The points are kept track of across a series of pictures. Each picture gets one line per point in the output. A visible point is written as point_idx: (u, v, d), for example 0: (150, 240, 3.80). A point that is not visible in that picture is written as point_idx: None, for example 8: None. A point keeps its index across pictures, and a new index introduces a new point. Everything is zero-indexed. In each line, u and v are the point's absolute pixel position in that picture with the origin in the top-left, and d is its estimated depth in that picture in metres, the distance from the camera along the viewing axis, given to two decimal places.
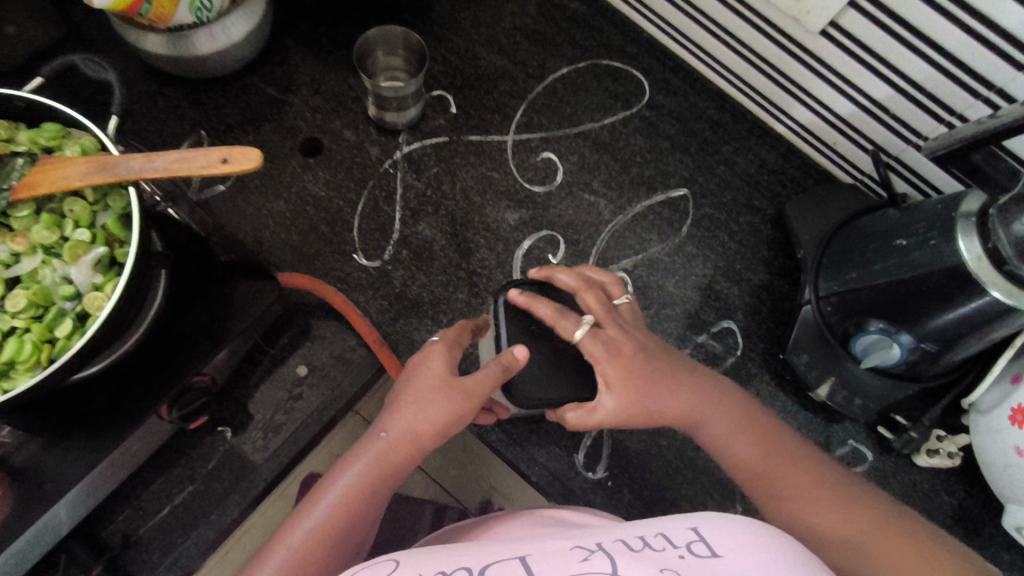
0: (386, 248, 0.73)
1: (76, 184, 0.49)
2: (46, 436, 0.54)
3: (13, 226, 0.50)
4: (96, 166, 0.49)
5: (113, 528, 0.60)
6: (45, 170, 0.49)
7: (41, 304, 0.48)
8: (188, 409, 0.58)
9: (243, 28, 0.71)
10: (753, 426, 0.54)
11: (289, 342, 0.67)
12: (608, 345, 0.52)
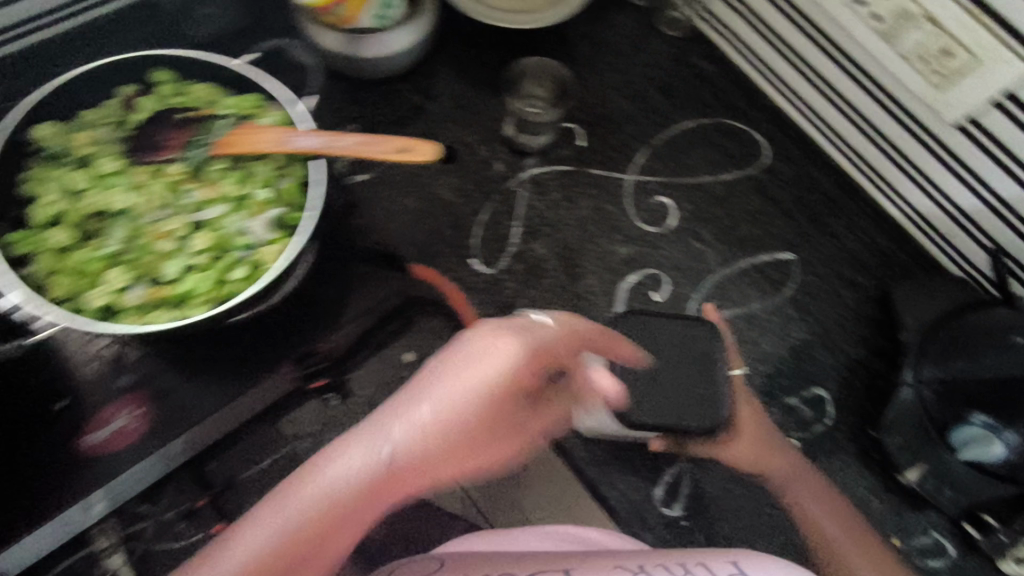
0: (501, 259, 0.77)
1: (264, 149, 0.55)
2: (186, 369, 0.60)
3: (207, 177, 0.56)
4: (283, 136, 0.55)
5: (216, 470, 0.63)
6: (244, 134, 0.55)
7: (220, 249, 0.54)
8: (310, 369, 0.65)
9: (408, 45, 0.78)
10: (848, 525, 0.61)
11: (400, 329, 0.70)
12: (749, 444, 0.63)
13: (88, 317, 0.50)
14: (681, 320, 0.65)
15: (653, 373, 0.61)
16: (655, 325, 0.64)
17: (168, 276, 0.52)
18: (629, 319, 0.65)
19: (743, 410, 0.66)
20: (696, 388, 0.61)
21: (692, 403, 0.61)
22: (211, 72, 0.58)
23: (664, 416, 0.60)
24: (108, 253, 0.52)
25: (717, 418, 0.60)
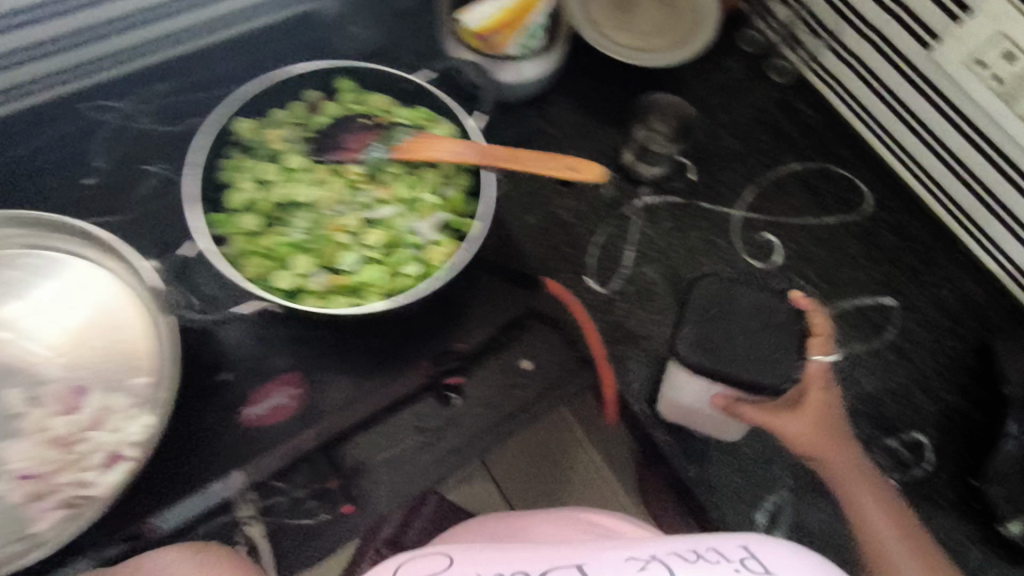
0: (615, 280, 0.80)
1: (438, 158, 0.59)
2: (338, 353, 0.67)
3: (382, 180, 0.61)
4: (456, 150, 0.59)
5: (346, 455, 0.66)
6: (421, 142, 0.59)
7: (392, 246, 0.58)
8: (443, 366, 0.69)
9: (537, 76, 0.81)
10: (899, 525, 0.63)
11: (521, 336, 0.73)
12: (810, 428, 0.65)
13: (277, 296, 0.55)
14: (765, 293, 0.66)
15: (730, 333, 0.63)
16: (737, 292, 0.66)
17: (345, 265, 0.56)
18: (712, 282, 0.67)
19: (817, 391, 0.66)
20: (773, 351, 0.63)
21: (766, 360, 0.63)
22: (391, 85, 0.63)
23: (737, 369, 0.62)
24: (293, 240, 0.57)
25: (785, 377, 0.62)
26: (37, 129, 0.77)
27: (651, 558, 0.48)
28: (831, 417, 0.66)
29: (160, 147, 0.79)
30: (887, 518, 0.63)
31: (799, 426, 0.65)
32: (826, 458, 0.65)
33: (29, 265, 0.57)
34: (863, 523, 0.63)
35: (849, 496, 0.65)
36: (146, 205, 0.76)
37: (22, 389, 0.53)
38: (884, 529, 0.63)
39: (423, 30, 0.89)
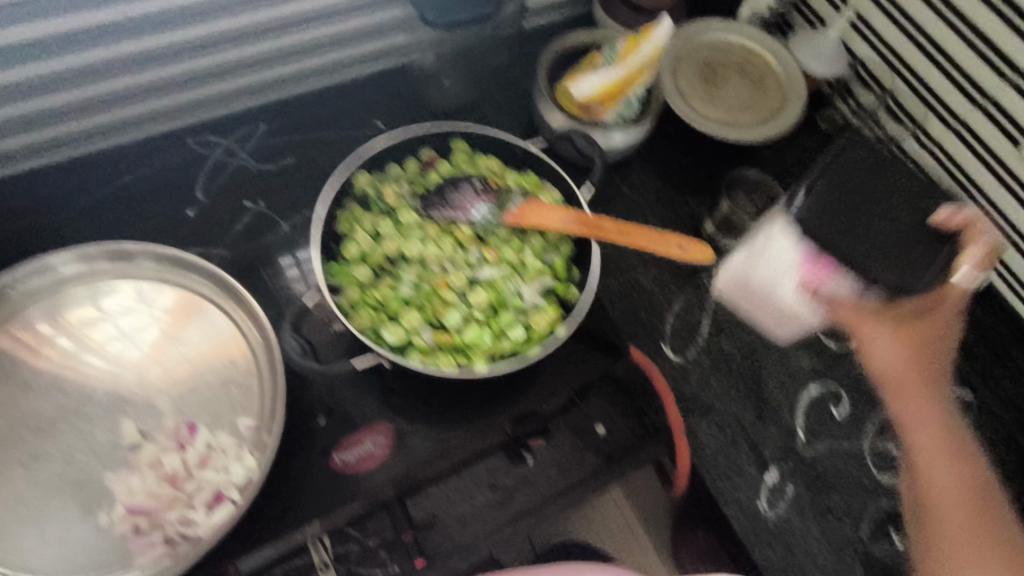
0: (690, 350, 0.80)
1: (551, 227, 0.61)
2: (426, 409, 0.69)
3: (488, 240, 0.62)
4: (571, 221, 0.60)
5: (420, 507, 0.64)
6: (530, 209, 0.61)
7: (496, 307, 0.59)
8: (524, 425, 0.69)
9: (626, 141, 0.82)
10: (965, 498, 0.57)
11: (598, 401, 0.72)
12: (900, 357, 0.63)
13: (386, 350, 0.56)
14: (871, 154, 0.66)
15: (851, 189, 0.64)
16: (851, 149, 0.66)
17: (452, 324, 0.57)
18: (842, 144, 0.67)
19: (933, 313, 0.63)
20: (912, 246, 0.62)
21: (904, 258, 0.62)
22: (503, 150, 0.65)
23: (847, 247, 0.63)
24: (403, 296, 0.58)
25: (918, 284, 0.62)
26: (146, 161, 0.81)
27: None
28: (931, 345, 0.63)
29: (256, 185, 0.81)
30: (952, 468, 0.58)
31: (886, 358, 0.64)
32: (911, 389, 0.62)
33: (155, 301, 0.59)
34: (925, 476, 0.59)
35: (918, 448, 0.60)
36: (240, 241, 0.78)
37: (134, 422, 0.54)
38: (946, 493, 0.57)
39: (515, 90, 0.91)
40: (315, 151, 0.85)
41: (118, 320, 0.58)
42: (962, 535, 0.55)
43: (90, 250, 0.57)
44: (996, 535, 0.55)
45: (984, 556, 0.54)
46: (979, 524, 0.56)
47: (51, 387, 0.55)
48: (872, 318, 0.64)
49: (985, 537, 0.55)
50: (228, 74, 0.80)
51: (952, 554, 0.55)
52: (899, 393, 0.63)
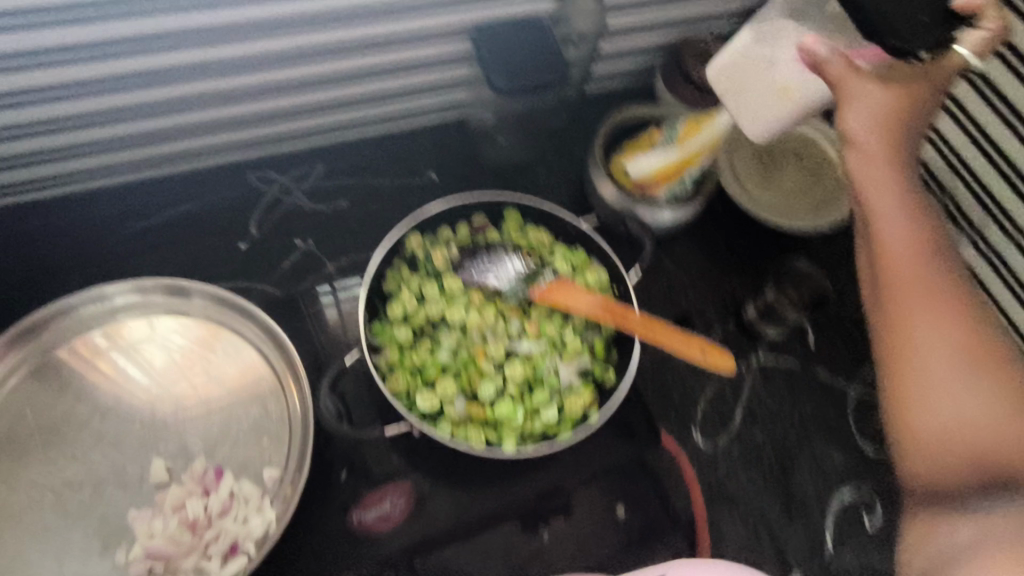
0: (721, 437, 0.77)
1: (577, 309, 0.60)
2: (439, 472, 0.66)
3: (530, 312, 0.62)
4: (598, 307, 0.60)
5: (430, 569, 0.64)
6: (561, 289, 0.61)
7: (531, 382, 0.59)
8: (545, 499, 0.67)
9: (673, 220, 0.82)
10: (950, 371, 0.53)
11: (621, 484, 0.70)
12: (875, 122, 0.56)
13: (416, 418, 0.55)
14: None
15: None
16: None
17: (487, 397, 0.57)
18: None
19: (905, 75, 0.56)
20: None
21: None
22: (553, 224, 0.65)
23: None
24: (441, 362, 0.58)
25: None
26: (207, 191, 0.84)
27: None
28: (908, 109, 0.56)
29: (307, 226, 0.83)
30: (931, 347, 0.54)
31: (859, 127, 0.56)
32: (871, 188, 0.57)
33: (199, 336, 0.59)
34: (913, 330, 0.54)
35: (882, 322, 0.57)
36: (285, 279, 0.79)
37: (163, 461, 0.54)
38: (931, 366, 0.53)
39: (570, 156, 0.92)
40: (367, 197, 0.86)
41: (161, 352, 0.58)
42: (942, 339, 0.53)
43: (148, 283, 0.57)
44: (959, 394, 0.52)
45: (949, 396, 0.52)
46: (944, 377, 0.53)
47: (88, 416, 0.55)
48: (857, 73, 0.56)
49: (963, 377, 0.52)
50: (294, 117, 0.83)
51: (926, 403, 0.53)
52: (909, 246, 0.56)
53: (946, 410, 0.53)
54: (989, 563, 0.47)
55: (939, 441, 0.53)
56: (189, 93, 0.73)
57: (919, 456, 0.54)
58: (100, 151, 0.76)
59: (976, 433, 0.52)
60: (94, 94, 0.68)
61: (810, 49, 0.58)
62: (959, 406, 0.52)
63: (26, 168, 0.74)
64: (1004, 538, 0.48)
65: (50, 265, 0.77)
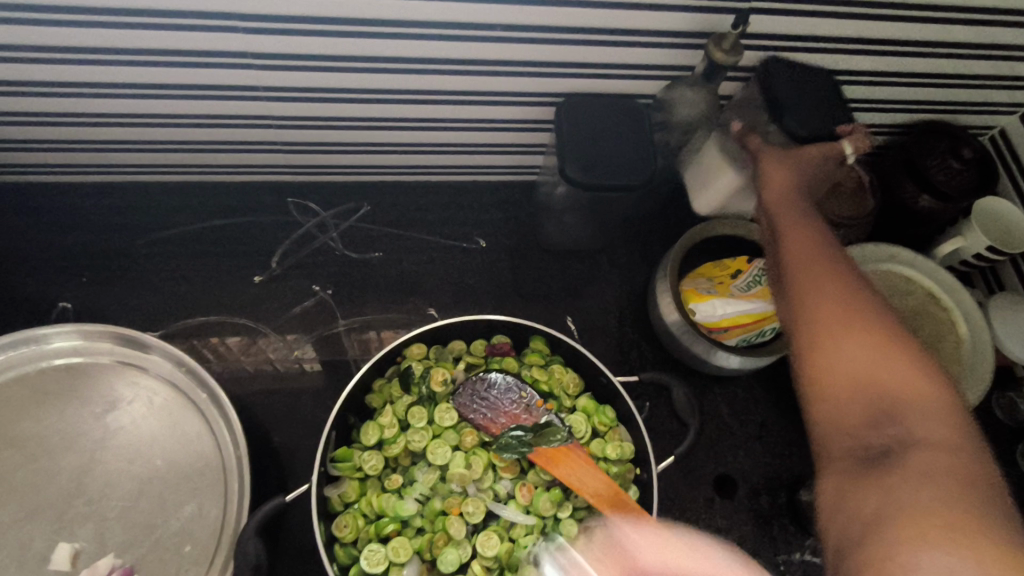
0: None
1: (584, 492, 0.50)
2: None
3: (526, 472, 0.51)
4: (609, 498, 0.49)
5: None
6: (572, 458, 0.51)
7: (503, 565, 0.48)
8: None
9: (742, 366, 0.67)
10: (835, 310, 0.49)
11: None
12: (780, 164, 0.60)
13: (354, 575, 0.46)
14: (827, 92, 0.63)
15: (807, 93, 0.63)
16: (814, 82, 0.64)
17: (444, 572, 0.47)
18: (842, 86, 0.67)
19: (805, 148, 0.61)
20: (812, 104, 0.62)
21: (797, 104, 0.62)
22: (587, 367, 0.55)
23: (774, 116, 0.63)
24: (404, 511, 0.48)
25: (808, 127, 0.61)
26: (246, 210, 0.78)
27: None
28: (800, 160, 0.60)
29: (333, 272, 0.76)
30: (830, 283, 0.50)
31: (775, 175, 0.59)
32: (775, 197, 0.58)
33: (151, 401, 0.53)
34: (801, 280, 0.51)
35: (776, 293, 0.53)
36: (293, 327, 0.72)
37: (72, 546, 0.48)
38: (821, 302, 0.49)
39: (641, 255, 0.80)
40: (406, 251, 0.78)
41: (106, 412, 0.53)
42: (837, 289, 0.50)
43: (98, 332, 0.52)
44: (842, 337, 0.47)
45: (846, 341, 0.47)
46: (834, 315, 0.48)
47: (14, 472, 0.50)
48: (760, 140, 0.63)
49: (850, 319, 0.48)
50: (348, 150, 0.75)
51: (821, 352, 0.48)
52: (804, 225, 0.55)
53: (836, 353, 0.47)
54: (907, 536, 0.38)
55: (835, 398, 0.47)
56: (242, 113, 0.67)
57: (825, 406, 0.47)
58: (143, 149, 0.72)
59: (871, 376, 0.45)
60: (131, 95, 0.63)
61: (739, 130, 0.65)
62: (850, 348, 0.47)
63: (64, 153, 0.71)
64: (921, 486, 0.40)
65: (66, 255, 0.73)
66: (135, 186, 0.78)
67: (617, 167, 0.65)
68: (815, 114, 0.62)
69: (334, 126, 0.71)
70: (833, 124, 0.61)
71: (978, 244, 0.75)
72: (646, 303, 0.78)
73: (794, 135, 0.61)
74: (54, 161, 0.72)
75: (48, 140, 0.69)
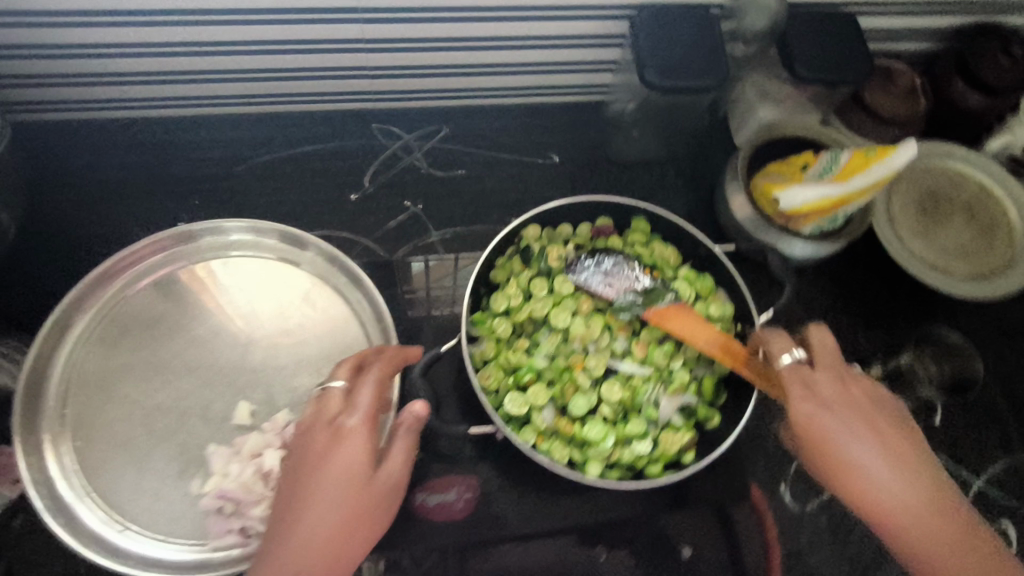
0: (813, 499, 0.70)
1: (698, 342, 0.55)
2: (505, 470, 0.63)
3: (641, 333, 0.57)
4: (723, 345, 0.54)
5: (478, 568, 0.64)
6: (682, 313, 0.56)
7: (627, 408, 0.55)
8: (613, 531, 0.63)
9: (810, 254, 0.74)
10: (833, 422, 0.49)
11: (694, 524, 0.66)
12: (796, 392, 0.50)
13: (501, 418, 0.53)
14: (830, 26, 0.74)
15: (816, 30, 0.73)
16: (821, 20, 0.74)
17: (577, 414, 0.54)
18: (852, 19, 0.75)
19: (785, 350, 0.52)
20: (819, 38, 0.73)
21: (806, 39, 0.72)
22: (687, 243, 0.61)
23: (790, 47, 0.72)
24: (538, 365, 0.55)
25: (811, 57, 0.71)
26: (334, 135, 0.83)
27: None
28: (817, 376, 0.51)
29: (421, 188, 0.81)
30: (829, 392, 0.50)
31: (794, 394, 0.50)
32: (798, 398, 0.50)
33: (300, 286, 0.60)
34: (800, 412, 0.50)
35: (814, 396, 0.50)
36: (390, 239, 0.78)
37: (248, 405, 0.55)
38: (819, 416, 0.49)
39: (703, 165, 0.86)
40: (486, 169, 0.84)
41: (268, 298, 0.59)
42: (875, 493, 0.47)
43: (265, 228, 0.58)
44: (852, 433, 0.49)
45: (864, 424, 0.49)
46: (828, 422, 0.49)
47: (187, 347, 0.56)
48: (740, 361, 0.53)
49: (852, 429, 0.49)
50: (429, 73, 0.80)
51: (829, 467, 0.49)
52: (828, 435, 0.49)
53: (853, 456, 0.48)
54: None
55: (878, 473, 0.47)
56: (335, 38, 0.72)
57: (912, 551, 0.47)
58: (239, 79, 0.76)
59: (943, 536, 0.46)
60: (223, 21, 0.67)
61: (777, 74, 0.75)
62: (859, 452, 0.48)
63: (166, 85, 0.75)
64: None
65: (174, 182, 0.78)
66: (229, 117, 0.82)
67: (694, 71, 0.69)
68: (820, 61, 0.72)
69: (418, 48, 0.75)
70: (835, 53, 0.72)
71: None
72: (712, 207, 0.83)
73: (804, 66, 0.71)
74: (156, 93, 0.77)
75: (153, 71, 0.73)
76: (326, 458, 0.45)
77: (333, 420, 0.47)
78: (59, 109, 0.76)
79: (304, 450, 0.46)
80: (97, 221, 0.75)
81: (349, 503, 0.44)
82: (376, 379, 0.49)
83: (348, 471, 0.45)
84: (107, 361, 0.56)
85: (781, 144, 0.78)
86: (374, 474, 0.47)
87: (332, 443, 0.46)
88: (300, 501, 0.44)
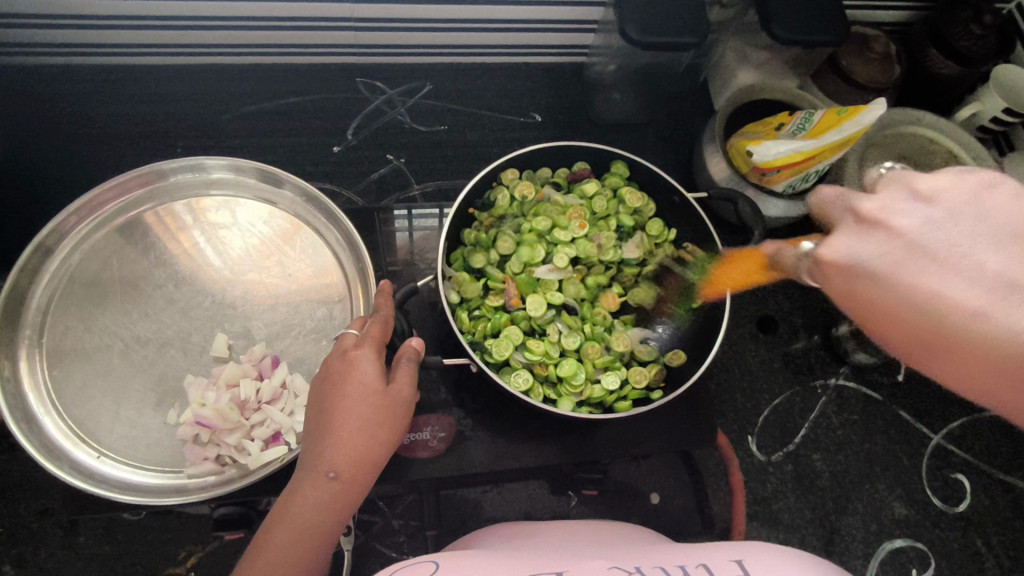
0: (778, 451, 0.73)
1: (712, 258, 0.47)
2: None
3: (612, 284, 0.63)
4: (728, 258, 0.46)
5: (457, 506, 0.68)
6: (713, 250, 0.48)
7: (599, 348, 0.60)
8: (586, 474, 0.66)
9: (784, 212, 0.76)
10: (966, 240, 0.33)
11: (659, 473, 0.71)
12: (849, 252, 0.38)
13: (480, 359, 0.56)
14: None
15: None
16: None
17: (551, 358, 0.58)
18: None
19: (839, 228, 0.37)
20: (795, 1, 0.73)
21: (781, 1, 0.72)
22: (660, 194, 0.64)
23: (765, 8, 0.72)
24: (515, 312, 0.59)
25: (785, 19, 0.72)
26: (316, 89, 0.83)
27: (637, 570, 0.43)
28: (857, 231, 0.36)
29: (402, 142, 0.82)
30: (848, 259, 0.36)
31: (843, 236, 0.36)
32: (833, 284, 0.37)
33: (281, 227, 0.61)
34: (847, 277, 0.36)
35: (917, 243, 0.34)
36: (371, 191, 0.79)
37: (226, 338, 0.56)
38: (935, 258, 0.33)
39: (682, 128, 0.87)
40: (469, 126, 0.84)
41: (248, 238, 0.60)
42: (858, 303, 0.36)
43: (244, 167, 0.59)
44: (991, 243, 0.32)
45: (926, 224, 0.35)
46: (953, 259, 0.33)
47: (166, 282, 0.58)
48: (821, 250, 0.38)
49: (984, 238, 0.32)
50: (412, 27, 0.79)
51: (979, 364, 0.32)
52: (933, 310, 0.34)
53: (987, 294, 0.32)
54: None
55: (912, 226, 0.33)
56: None
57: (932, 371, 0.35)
58: (219, 27, 0.75)
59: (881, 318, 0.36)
60: None
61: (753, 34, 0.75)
62: (1021, 315, 0.31)
63: (145, 30, 0.74)
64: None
65: (153, 131, 0.78)
66: (211, 68, 0.81)
67: (672, 29, 0.70)
68: (797, 24, 0.72)
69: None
70: (808, 15, 0.72)
71: (995, 107, 0.82)
72: (688, 170, 0.85)
73: (778, 26, 0.71)
74: (135, 39, 0.75)
75: (131, 15, 0.71)
76: (342, 384, 0.47)
77: (345, 351, 0.49)
78: (36, 53, 0.75)
79: (324, 379, 0.48)
80: (74, 168, 0.75)
81: (367, 416, 0.46)
82: (384, 313, 0.52)
83: (361, 388, 0.47)
84: (86, 293, 0.57)
85: (758, 108, 0.79)
86: (386, 389, 0.48)
87: (346, 368, 0.48)
88: (327, 419, 0.46)
